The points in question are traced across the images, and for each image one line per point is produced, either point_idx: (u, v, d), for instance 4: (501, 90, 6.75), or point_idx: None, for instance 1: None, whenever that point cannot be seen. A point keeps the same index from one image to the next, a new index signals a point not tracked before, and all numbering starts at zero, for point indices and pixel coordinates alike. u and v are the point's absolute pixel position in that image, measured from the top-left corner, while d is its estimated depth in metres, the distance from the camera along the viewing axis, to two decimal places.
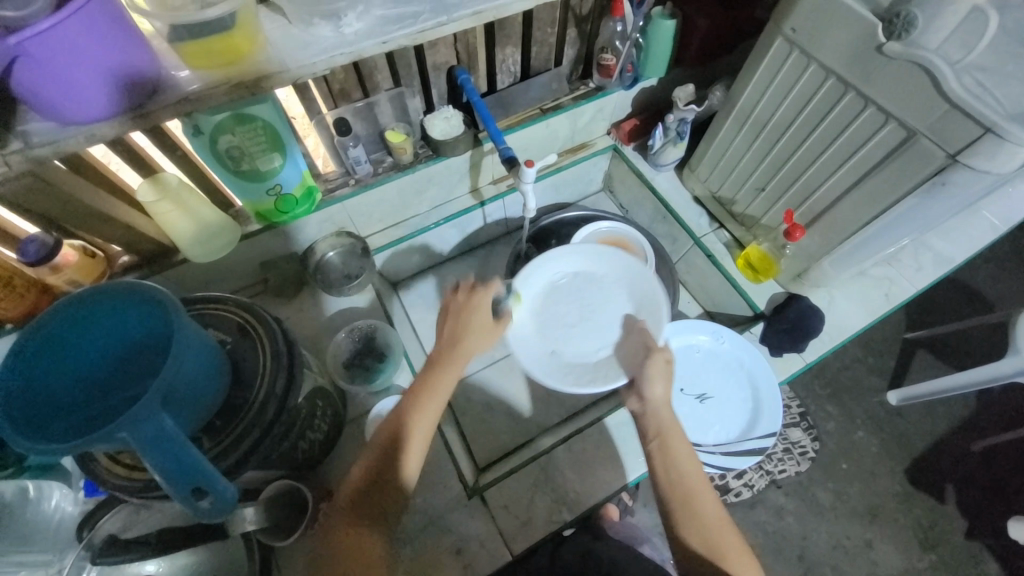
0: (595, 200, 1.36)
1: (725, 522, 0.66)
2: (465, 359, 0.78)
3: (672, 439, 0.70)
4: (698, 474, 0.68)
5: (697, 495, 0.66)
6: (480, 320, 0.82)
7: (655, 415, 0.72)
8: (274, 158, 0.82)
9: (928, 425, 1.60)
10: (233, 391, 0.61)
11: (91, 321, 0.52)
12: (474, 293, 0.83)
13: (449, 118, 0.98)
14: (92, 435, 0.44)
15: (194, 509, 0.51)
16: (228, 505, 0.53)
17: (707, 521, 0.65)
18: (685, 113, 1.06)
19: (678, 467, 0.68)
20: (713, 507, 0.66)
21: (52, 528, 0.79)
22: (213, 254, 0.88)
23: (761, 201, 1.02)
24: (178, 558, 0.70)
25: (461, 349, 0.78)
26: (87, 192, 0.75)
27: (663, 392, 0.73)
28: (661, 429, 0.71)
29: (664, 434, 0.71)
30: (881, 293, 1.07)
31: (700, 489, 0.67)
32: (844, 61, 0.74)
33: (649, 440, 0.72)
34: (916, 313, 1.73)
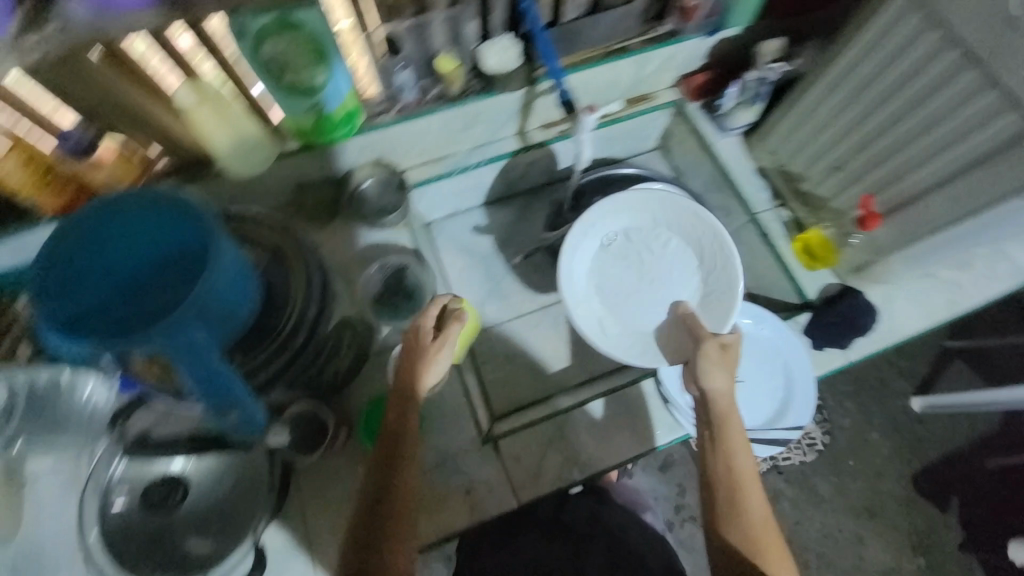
0: (647, 160, 1.23)
1: (768, 519, 0.69)
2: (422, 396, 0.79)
3: (730, 429, 0.73)
4: (750, 470, 0.71)
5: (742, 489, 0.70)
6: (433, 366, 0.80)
7: (714, 401, 0.75)
8: (319, 72, 0.77)
9: (949, 435, 1.55)
10: (265, 312, 0.60)
11: (131, 223, 0.51)
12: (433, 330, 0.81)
13: (506, 49, 0.91)
14: (129, 340, 0.44)
15: (227, 422, 0.52)
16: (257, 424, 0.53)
17: (747, 512, 0.69)
18: (768, 72, 0.97)
19: (727, 460, 0.71)
20: (753, 499, 0.70)
21: (88, 416, 0.83)
22: (251, 169, 0.86)
23: (835, 180, 0.95)
24: (205, 459, 0.74)
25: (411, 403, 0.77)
26: (126, 91, 0.71)
27: (725, 381, 0.75)
28: (719, 416, 0.74)
29: (723, 423, 0.74)
30: (944, 298, 0.99)
31: (747, 486, 0.71)
32: (980, 34, 0.66)
33: (708, 426, 0.75)
34: (964, 322, 1.63)
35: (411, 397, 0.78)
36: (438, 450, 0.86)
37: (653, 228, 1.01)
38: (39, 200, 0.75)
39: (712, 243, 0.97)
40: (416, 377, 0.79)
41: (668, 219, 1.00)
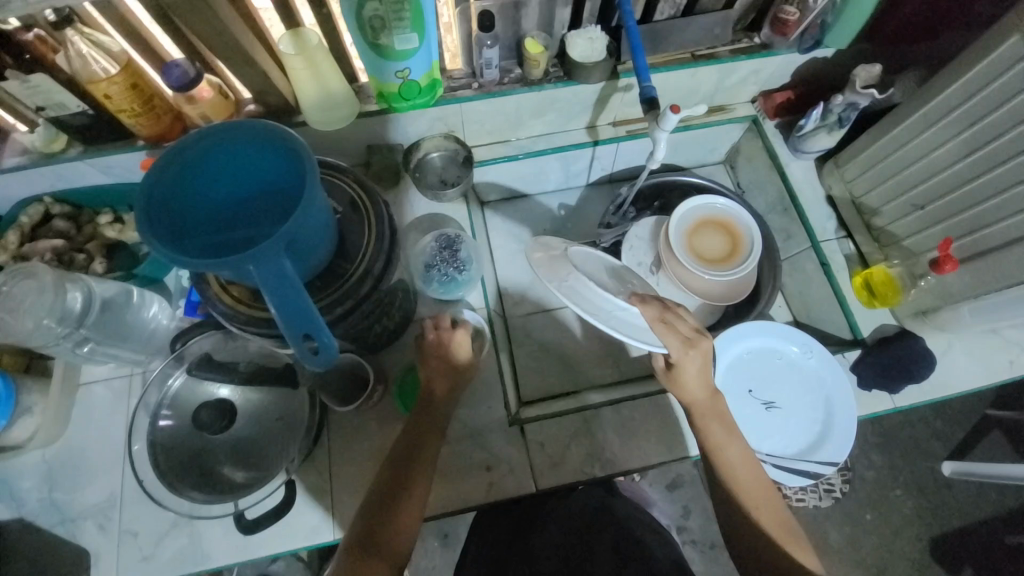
0: (710, 172, 1.24)
1: (775, 502, 0.69)
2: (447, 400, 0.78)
3: (717, 424, 0.72)
4: (746, 461, 0.71)
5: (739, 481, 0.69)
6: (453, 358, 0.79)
7: (699, 401, 0.73)
8: (412, 38, 0.79)
9: (979, 506, 1.47)
10: (335, 259, 0.63)
11: (234, 154, 0.53)
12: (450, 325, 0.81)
13: (593, 40, 0.90)
14: (223, 260, 0.46)
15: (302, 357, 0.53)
16: (329, 361, 0.54)
17: (750, 502, 0.68)
18: (858, 98, 0.93)
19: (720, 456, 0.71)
20: (752, 485, 0.69)
21: (148, 334, 0.89)
22: (331, 125, 0.89)
23: (914, 219, 0.90)
24: (250, 392, 0.77)
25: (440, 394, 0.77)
26: (238, 30, 0.76)
27: (705, 378, 0.72)
28: (706, 412, 0.73)
29: (704, 425, 0.73)
30: (1007, 359, 0.94)
31: (752, 482, 0.70)
32: None
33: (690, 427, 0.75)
34: (1014, 391, 1.54)
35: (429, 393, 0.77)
36: (465, 423, 0.87)
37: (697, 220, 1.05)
38: (137, 124, 0.79)
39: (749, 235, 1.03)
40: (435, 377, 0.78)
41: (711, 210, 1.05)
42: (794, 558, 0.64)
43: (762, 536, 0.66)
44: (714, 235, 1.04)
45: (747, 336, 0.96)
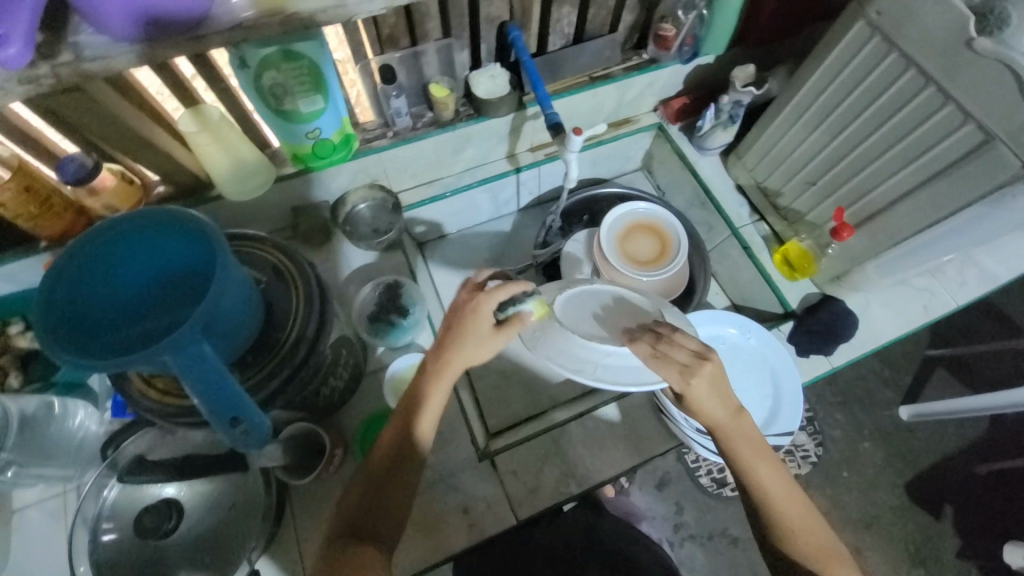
0: (631, 179, 1.31)
1: (811, 516, 0.66)
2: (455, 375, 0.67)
3: (744, 450, 0.66)
4: (778, 486, 0.66)
5: (774, 502, 0.66)
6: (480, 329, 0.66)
7: (721, 426, 0.67)
8: (316, 100, 0.80)
9: (937, 443, 1.58)
10: (266, 329, 0.61)
11: (137, 242, 0.52)
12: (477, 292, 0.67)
13: (495, 76, 0.95)
14: (135, 356, 0.44)
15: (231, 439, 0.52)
16: (262, 438, 0.53)
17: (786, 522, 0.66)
18: (742, 95, 1.02)
19: (754, 480, 0.66)
20: (790, 507, 0.66)
21: (76, 444, 0.82)
22: (249, 194, 0.88)
23: (809, 196, 0.98)
24: (197, 484, 0.72)
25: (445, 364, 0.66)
26: (132, 116, 0.74)
27: (722, 403, 0.66)
28: (731, 437, 0.67)
29: (731, 448, 0.67)
30: (919, 305, 1.03)
31: (786, 500, 0.66)
32: (931, 53, 0.69)
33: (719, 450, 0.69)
34: (941, 330, 1.68)
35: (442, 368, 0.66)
36: (434, 467, 0.85)
37: (625, 222, 1.10)
38: (37, 226, 0.75)
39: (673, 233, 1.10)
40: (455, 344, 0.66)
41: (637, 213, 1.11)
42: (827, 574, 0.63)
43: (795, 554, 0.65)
44: (644, 238, 1.10)
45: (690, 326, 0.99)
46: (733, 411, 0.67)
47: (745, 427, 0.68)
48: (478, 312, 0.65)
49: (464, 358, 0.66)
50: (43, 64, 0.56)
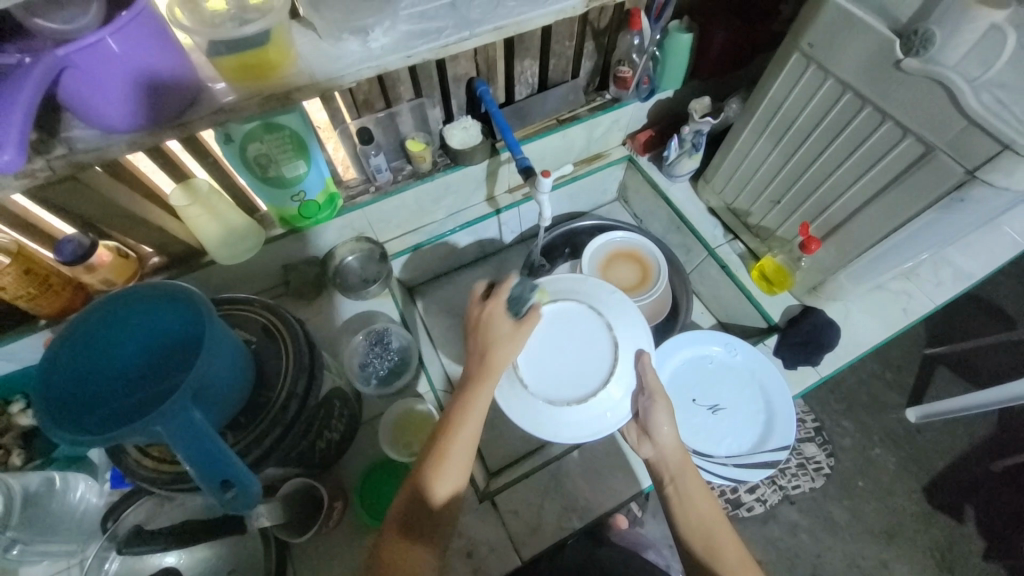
0: (609, 210, 1.36)
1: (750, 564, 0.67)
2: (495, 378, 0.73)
3: (687, 481, 0.75)
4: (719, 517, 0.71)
5: (717, 533, 0.70)
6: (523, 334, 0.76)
7: (665, 459, 0.77)
8: (299, 165, 0.85)
9: (948, 443, 1.56)
10: (257, 389, 0.63)
11: (129, 317, 0.54)
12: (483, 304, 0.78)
13: (468, 128, 1.01)
14: (128, 427, 0.47)
15: (222, 502, 0.53)
16: (252, 499, 0.54)
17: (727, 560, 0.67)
18: (701, 125, 1.07)
19: (696, 510, 0.71)
20: (732, 548, 0.68)
21: (77, 520, 0.82)
22: (239, 257, 0.92)
23: (776, 213, 1.02)
24: (198, 550, 0.72)
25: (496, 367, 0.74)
26: (126, 197, 0.79)
27: (671, 437, 0.77)
28: (674, 471, 0.76)
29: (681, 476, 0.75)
30: (899, 308, 1.06)
31: (723, 538, 0.69)
32: (862, 76, 0.75)
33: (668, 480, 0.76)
34: (936, 329, 1.70)
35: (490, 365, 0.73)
36: None
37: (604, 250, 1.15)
38: (35, 306, 0.78)
39: (653, 259, 1.14)
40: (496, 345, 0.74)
41: (616, 241, 1.16)
42: None
43: None
44: (624, 266, 1.13)
45: (678, 348, 1.02)
46: (677, 448, 0.77)
47: (686, 464, 0.77)
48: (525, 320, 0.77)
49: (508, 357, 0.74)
50: (39, 159, 0.61)
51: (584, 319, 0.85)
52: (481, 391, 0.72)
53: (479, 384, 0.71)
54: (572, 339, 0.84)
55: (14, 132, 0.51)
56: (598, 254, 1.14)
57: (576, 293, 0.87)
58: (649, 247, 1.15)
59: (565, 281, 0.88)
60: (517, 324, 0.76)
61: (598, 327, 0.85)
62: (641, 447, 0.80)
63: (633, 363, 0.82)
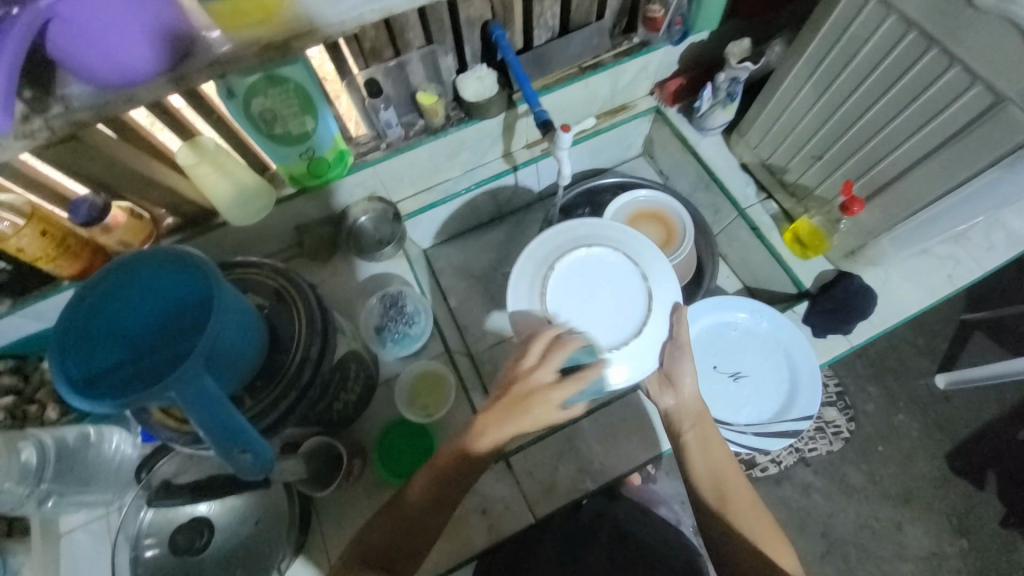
0: (632, 166, 1.29)
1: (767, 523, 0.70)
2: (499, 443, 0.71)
3: (705, 429, 0.76)
4: (734, 467, 0.74)
5: (731, 483, 0.72)
6: (538, 414, 0.70)
7: (685, 409, 0.76)
8: (306, 121, 0.81)
9: (978, 410, 1.51)
10: (271, 354, 0.63)
11: (139, 282, 0.54)
12: (552, 387, 0.70)
13: (482, 78, 0.94)
14: (144, 393, 0.47)
15: (237, 465, 0.54)
16: (264, 464, 0.55)
17: (746, 521, 0.69)
18: (738, 72, 0.98)
19: (713, 460, 0.73)
20: (756, 516, 0.70)
21: (114, 469, 0.88)
22: (252, 217, 0.90)
23: (816, 169, 0.94)
24: (226, 500, 0.75)
25: (527, 410, 0.70)
26: (132, 156, 0.77)
27: (694, 388, 0.76)
28: (694, 420, 0.76)
29: (703, 426, 0.76)
30: (942, 274, 0.99)
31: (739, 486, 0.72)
32: (932, 12, 0.65)
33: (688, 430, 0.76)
34: (978, 293, 1.60)
35: (522, 400, 0.70)
36: None
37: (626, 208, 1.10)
38: (58, 267, 0.79)
39: (677, 219, 1.08)
40: (509, 420, 0.70)
41: (640, 199, 1.10)
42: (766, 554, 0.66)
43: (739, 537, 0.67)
44: (648, 228, 1.08)
45: (699, 314, 0.99)
46: (698, 399, 0.77)
47: (704, 414, 0.77)
48: (547, 401, 0.69)
49: (532, 421, 0.70)
50: (37, 118, 0.59)
51: (619, 267, 0.77)
52: (513, 420, 0.70)
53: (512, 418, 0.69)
54: (604, 284, 0.76)
55: (1, 86, 0.51)
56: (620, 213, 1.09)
57: (610, 238, 0.79)
58: (675, 207, 1.09)
59: (596, 225, 0.80)
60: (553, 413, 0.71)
61: (634, 274, 0.77)
62: (661, 398, 0.76)
63: (668, 316, 0.75)
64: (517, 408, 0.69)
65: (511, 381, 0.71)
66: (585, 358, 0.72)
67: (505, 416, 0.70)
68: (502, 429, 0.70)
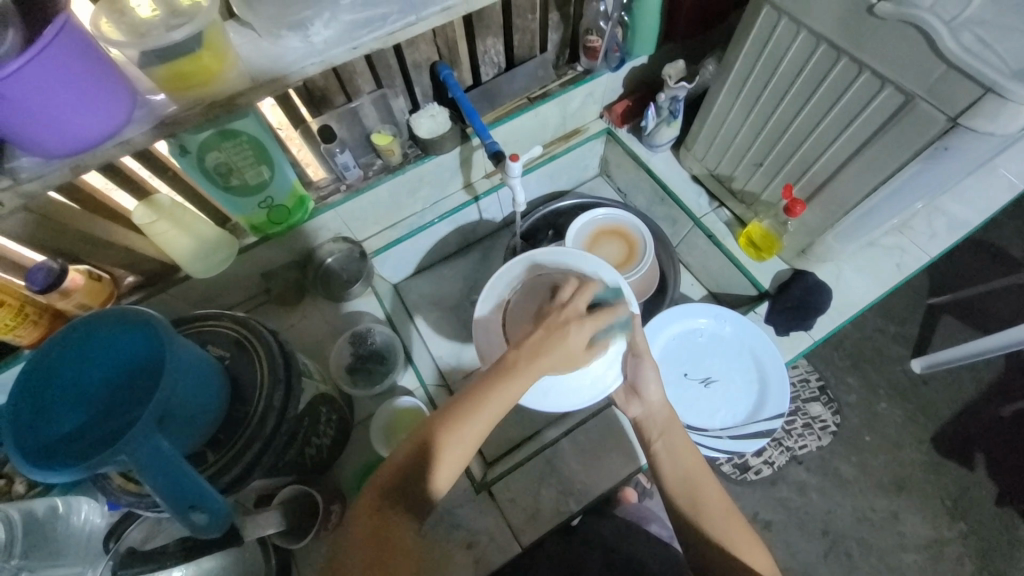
0: (591, 186, 1.33)
1: (741, 527, 0.69)
2: (533, 377, 0.68)
3: (673, 436, 0.77)
4: (699, 468, 0.74)
5: (703, 486, 0.72)
6: (571, 347, 0.70)
7: (653, 417, 0.78)
8: (262, 170, 0.83)
9: (954, 391, 1.55)
10: (234, 405, 0.63)
11: (91, 345, 0.54)
12: (583, 318, 0.72)
13: (435, 115, 0.97)
14: (93, 459, 0.46)
15: (189, 525, 0.52)
16: (220, 521, 0.54)
17: (720, 527, 0.68)
18: (676, 91, 1.03)
19: (683, 465, 0.74)
20: (734, 522, 0.69)
21: (84, 540, 0.85)
22: (212, 270, 0.90)
23: (759, 176, 0.98)
24: (202, 562, 0.73)
25: (536, 364, 0.68)
26: (86, 220, 0.78)
27: (659, 395, 0.78)
28: (662, 427, 0.77)
29: (670, 432, 0.77)
30: (892, 264, 1.03)
31: (710, 489, 0.72)
32: (836, 26, 0.71)
33: (656, 438, 0.77)
34: (939, 277, 1.66)
35: (534, 356, 0.69)
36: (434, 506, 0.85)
37: (587, 228, 1.13)
38: (18, 336, 0.78)
39: (637, 232, 1.12)
40: (547, 345, 0.69)
41: (599, 218, 1.14)
42: (736, 555, 0.66)
43: (712, 542, 0.67)
44: (610, 244, 1.11)
45: (666, 323, 1.01)
46: (665, 406, 0.78)
47: (673, 422, 0.78)
48: (572, 338, 0.70)
49: (555, 366, 0.70)
50: None
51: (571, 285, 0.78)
52: (518, 383, 0.67)
53: (513, 380, 0.67)
54: None
55: None
56: (582, 233, 1.13)
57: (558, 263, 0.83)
58: (634, 221, 1.12)
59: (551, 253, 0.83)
60: (585, 345, 0.72)
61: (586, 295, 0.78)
62: (629, 407, 0.80)
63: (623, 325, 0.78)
64: (519, 367, 0.67)
65: (509, 350, 0.70)
66: (606, 298, 0.77)
67: (541, 346, 0.69)
68: (506, 396, 0.67)
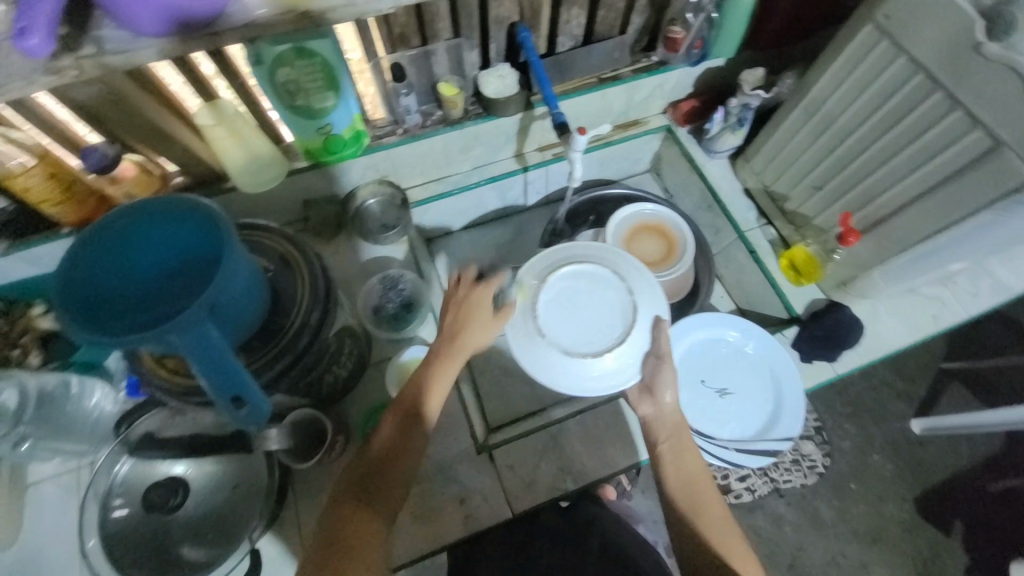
0: (639, 181, 1.31)
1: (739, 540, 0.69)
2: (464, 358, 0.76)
3: (681, 442, 0.78)
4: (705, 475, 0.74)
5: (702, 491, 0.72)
6: (484, 313, 0.78)
7: (662, 419, 0.78)
8: (328, 97, 0.83)
9: (949, 457, 1.54)
10: (271, 316, 0.64)
11: (150, 229, 0.55)
12: (475, 285, 0.80)
13: (503, 76, 0.96)
14: (145, 335, 0.47)
15: (234, 417, 0.54)
16: (261, 416, 0.55)
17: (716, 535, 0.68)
18: (750, 98, 1.02)
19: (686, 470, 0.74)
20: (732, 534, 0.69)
21: (92, 423, 0.87)
22: (262, 186, 0.91)
23: (817, 200, 0.97)
24: (205, 465, 0.77)
25: (461, 342, 0.76)
26: (152, 110, 0.78)
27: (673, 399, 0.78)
28: (670, 432, 0.78)
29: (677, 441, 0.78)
30: (927, 314, 1.02)
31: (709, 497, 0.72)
32: (938, 58, 0.69)
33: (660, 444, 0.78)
34: (958, 343, 1.64)
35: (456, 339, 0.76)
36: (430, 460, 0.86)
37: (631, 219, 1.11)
38: (59, 211, 0.78)
39: (678, 232, 1.11)
40: (461, 323, 0.77)
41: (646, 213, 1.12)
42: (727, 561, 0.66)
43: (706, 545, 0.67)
44: (651, 240, 1.10)
45: (690, 329, 1.01)
46: (675, 412, 0.79)
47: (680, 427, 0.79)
48: (477, 301, 0.78)
49: (474, 340, 0.76)
50: (67, 56, 0.58)
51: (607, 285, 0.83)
52: (447, 369, 0.74)
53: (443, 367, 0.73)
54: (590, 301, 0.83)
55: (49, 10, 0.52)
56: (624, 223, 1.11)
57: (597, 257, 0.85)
58: (678, 222, 1.11)
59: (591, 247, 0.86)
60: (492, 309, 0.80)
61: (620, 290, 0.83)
62: (640, 406, 0.80)
63: (649, 327, 0.81)
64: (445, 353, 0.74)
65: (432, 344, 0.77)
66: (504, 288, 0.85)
67: (462, 324, 0.77)
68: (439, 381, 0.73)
